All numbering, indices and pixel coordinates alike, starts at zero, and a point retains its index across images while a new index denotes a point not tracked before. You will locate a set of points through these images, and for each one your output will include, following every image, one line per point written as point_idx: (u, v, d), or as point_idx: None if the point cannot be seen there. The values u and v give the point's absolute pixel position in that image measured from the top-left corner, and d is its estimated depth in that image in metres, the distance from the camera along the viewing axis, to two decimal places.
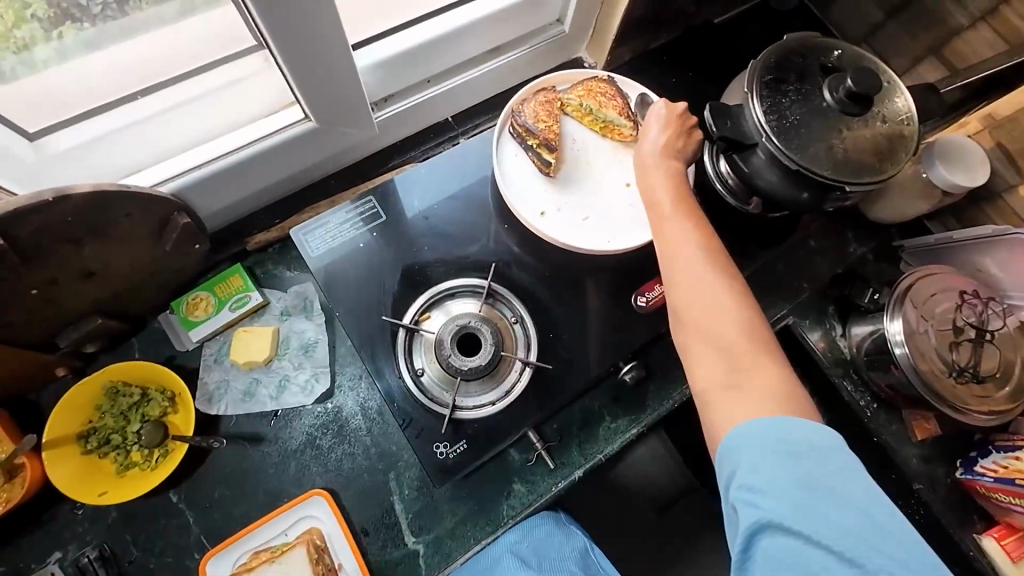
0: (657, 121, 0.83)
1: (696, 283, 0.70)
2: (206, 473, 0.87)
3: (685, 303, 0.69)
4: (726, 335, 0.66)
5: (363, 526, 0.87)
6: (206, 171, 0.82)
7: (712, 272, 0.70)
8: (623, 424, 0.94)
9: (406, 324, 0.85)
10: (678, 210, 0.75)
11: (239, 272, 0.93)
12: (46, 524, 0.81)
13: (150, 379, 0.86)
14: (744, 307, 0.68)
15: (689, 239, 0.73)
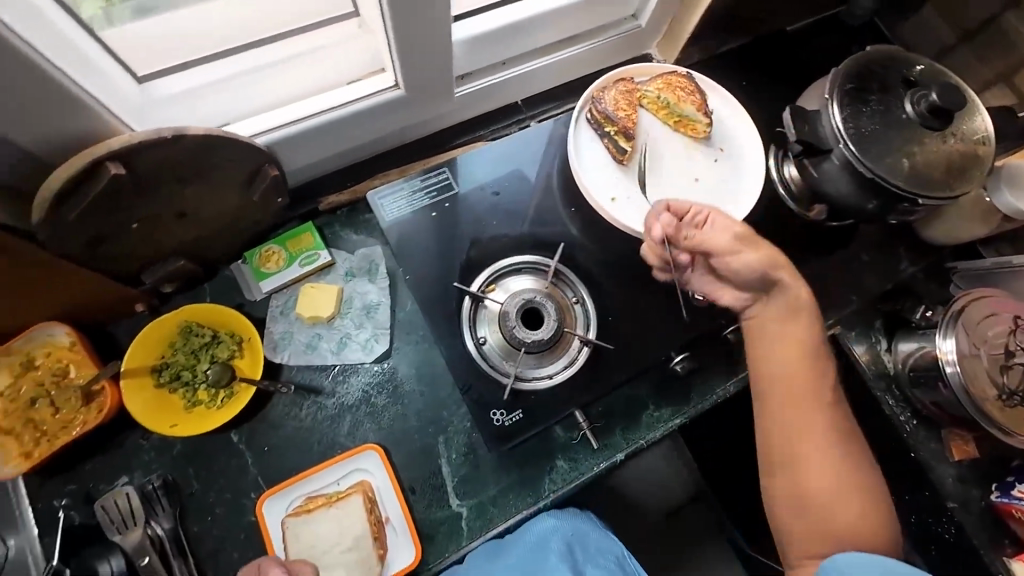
0: (731, 233, 0.80)
1: (799, 419, 0.78)
2: (266, 419, 0.90)
3: (790, 441, 0.78)
4: (822, 472, 0.77)
5: (410, 485, 0.89)
6: (297, 128, 0.85)
7: (818, 409, 0.79)
8: (667, 412, 0.95)
9: (474, 293, 0.87)
10: (797, 397, 0.79)
11: (311, 230, 0.96)
12: (116, 450, 0.85)
13: (222, 322, 0.90)
14: (843, 439, 0.78)
15: (792, 382, 0.79)
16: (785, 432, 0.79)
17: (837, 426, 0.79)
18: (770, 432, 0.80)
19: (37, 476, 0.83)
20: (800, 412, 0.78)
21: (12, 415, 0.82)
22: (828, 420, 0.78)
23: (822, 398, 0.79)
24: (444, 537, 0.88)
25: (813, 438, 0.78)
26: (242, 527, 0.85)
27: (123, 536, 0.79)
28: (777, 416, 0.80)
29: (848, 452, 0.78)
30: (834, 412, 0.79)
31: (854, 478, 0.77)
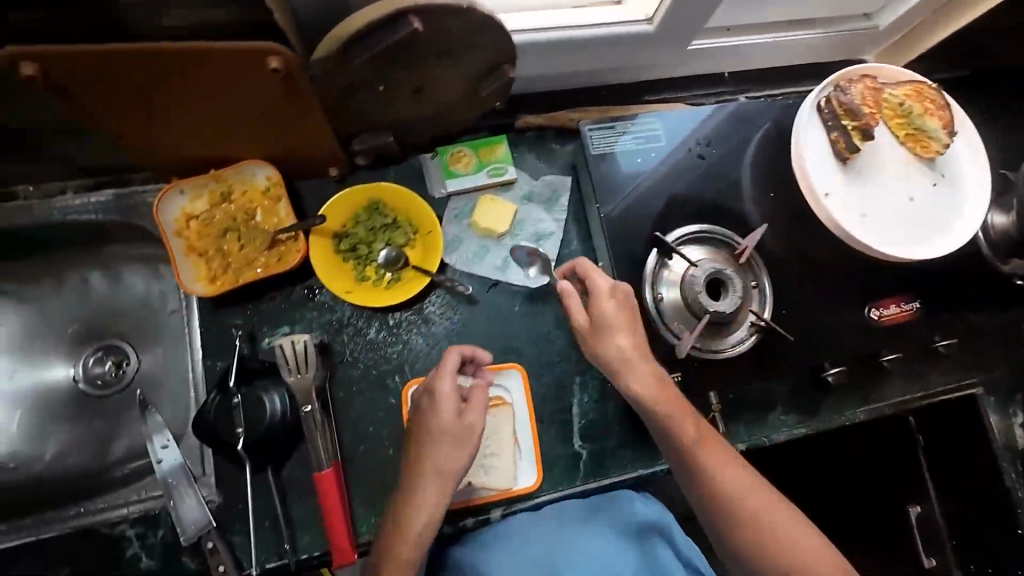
0: (658, 377, 0.73)
1: (756, 527, 0.68)
2: (419, 313, 0.91)
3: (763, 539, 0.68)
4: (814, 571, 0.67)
5: (540, 414, 0.91)
6: (553, 37, 0.81)
7: (712, 482, 0.70)
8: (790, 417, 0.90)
9: (672, 244, 0.85)
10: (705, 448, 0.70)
11: (503, 143, 0.96)
12: (281, 299, 0.88)
13: (405, 210, 0.92)
14: (727, 476, 0.70)
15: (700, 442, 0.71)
16: (764, 552, 0.68)
17: (733, 470, 0.70)
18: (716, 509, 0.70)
19: (209, 303, 0.87)
20: (735, 508, 0.69)
21: (204, 241, 0.85)
22: (728, 489, 0.69)
23: (710, 458, 0.70)
24: (561, 472, 0.89)
25: (783, 539, 0.68)
26: (381, 405, 0.87)
27: (298, 379, 0.81)
28: (745, 543, 0.69)
29: (755, 498, 0.70)
30: (690, 447, 0.71)
31: (776, 522, 0.69)
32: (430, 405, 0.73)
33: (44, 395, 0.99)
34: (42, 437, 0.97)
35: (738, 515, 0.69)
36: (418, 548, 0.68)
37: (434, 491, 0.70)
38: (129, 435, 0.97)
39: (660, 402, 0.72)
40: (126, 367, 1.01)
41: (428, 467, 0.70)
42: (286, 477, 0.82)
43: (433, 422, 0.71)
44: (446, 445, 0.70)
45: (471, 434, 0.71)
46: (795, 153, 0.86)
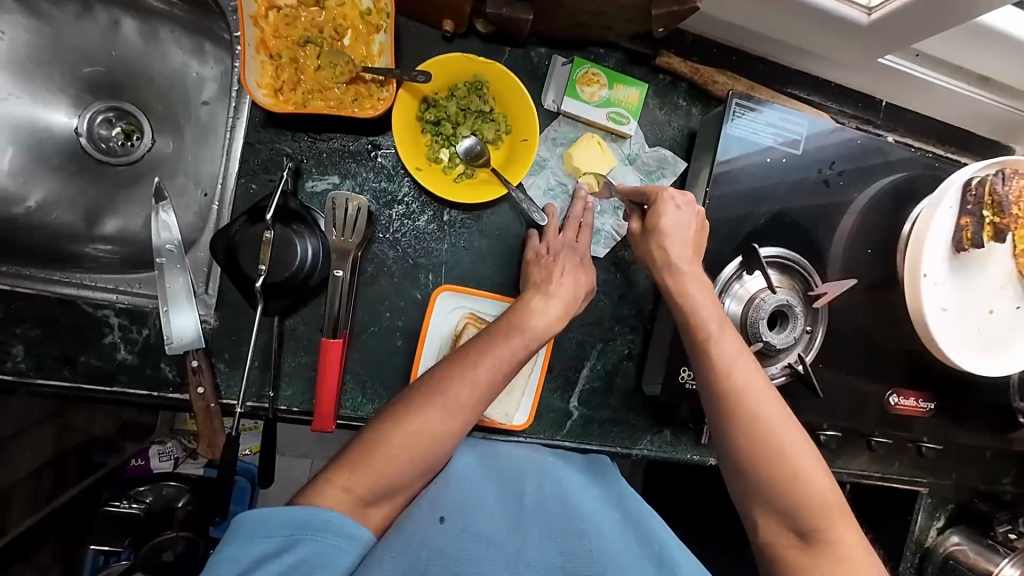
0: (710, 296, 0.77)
1: (765, 447, 0.68)
2: (479, 221, 0.84)
3: (772, 445, 0.68)
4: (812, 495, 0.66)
5: (552, 363, 0.90)
6: None
7: (734, 392, 0.71)
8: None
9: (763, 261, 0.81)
10: (732, 350, 0.73)
11: (642, 92, 0.85)
12: (339, 144, 0.77)
13: (508, 103, 0.81)
14: (760, 394, 0.70)
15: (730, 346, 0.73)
16: (761, 473, 0.68)
17: (767, 394, 0.71)
18: (728, 403, 0.71)
19: (262, 115, 0.75)
20: (759, 432, 0.69)
21: (279, 42, 0.74)
22: (755, 409, 0.70)
23: (740, 369, 0.72)
24: (547, 422, 0.90)
25: (790, 461, 0.67)
26: (405, 295, 0.82)
27: (341, 240, 0.75)
28: (747, 460, 0.69)
29: (768, 404, 0.70)
30: (728, 355, 0.72)
31: (798, 453, 0.68)
32: (556, 257, 0.81)
33: (36, 135, 0.87)
34: (23, 179, 0.85)
35: (751, 435, 0.69)
36: (511, 357, 0.72)
37: (551, 315, 0.77)
38: (124, 216, 0.88)
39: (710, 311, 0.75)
40: (137, 140, 0.91)
41: (543, 297, 0.77)
42: (288, 328, 0.78)
43: (564, 260, 0.81)
44: (566, 282, 0.80)
45: (585, 288, 0.81)
46: (917, 229, 0.83)
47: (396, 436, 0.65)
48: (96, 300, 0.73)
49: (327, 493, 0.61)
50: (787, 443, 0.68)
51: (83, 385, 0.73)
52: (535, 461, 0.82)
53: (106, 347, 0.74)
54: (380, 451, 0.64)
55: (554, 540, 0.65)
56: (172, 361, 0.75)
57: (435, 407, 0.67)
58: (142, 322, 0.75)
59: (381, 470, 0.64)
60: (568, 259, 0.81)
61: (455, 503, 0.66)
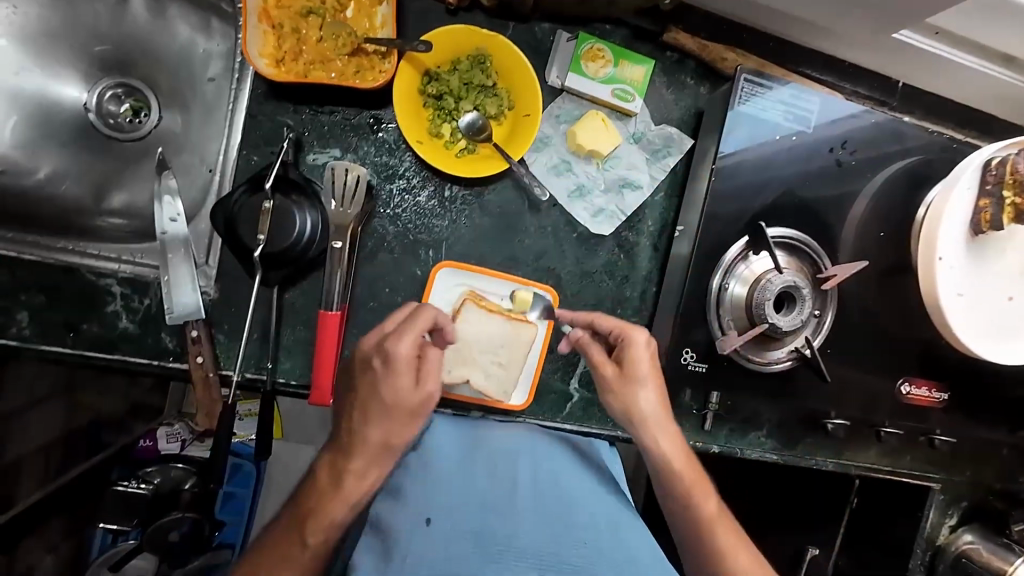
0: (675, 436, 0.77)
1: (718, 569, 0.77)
2: (480, 198, 0.83)
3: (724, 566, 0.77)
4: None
5: (553, 344, 0.88)
6: None
7: (695, 518, 0.77)
8: (769, 443, 0.96)
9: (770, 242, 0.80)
10: (696, 484, 0.77)
11: (649, 68, 0.84)
12: (341, 117, 0.77)
13: (511, 78, 0.80)
14: (728, 545, 0.77)
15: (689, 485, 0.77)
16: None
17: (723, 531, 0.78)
18: (688, 529, 0.78)
19: (264, 87, 0.75)
20: (714, 554, 0.77)
21: (281, 12, 0.73)
22: (711, 535, 0.77)
23: (699, 502, 0.77)
24: (546, 404, 0.88)
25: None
26: (404, 271, 0.82)
27: (339, 210, 0.75)
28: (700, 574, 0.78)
29: (721, 529, 0.78)
30: (683, 479, 0.76)
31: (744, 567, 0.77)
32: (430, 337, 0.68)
33: (46, 109, 0.88)
34: (33, 152, 0.87)
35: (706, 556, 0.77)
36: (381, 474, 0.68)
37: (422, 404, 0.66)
38: (131, 190, 0.89)
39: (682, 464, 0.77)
40: (145, 117, 0.92)
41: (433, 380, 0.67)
42: (287, 301, 0.78)
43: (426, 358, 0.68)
44: (370, 410, 0.66)
45: (405, 401, 0.65)
46: (934, 210, 0.80)
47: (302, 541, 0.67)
48: (99, 269, 0.74)
49: None
50: (737, 564, 0.77)
51: (86, 352, 0.74)
52: (526, 438, 0.80)
53: (108, 316, 0.74)
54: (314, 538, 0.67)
55: (544, 526, 0.66)
56: (173, 331, 0.76)
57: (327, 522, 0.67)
58: (144, 292, 0.75)
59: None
60: (375, 378, 0.66)
61: (448, 504, 0.68)
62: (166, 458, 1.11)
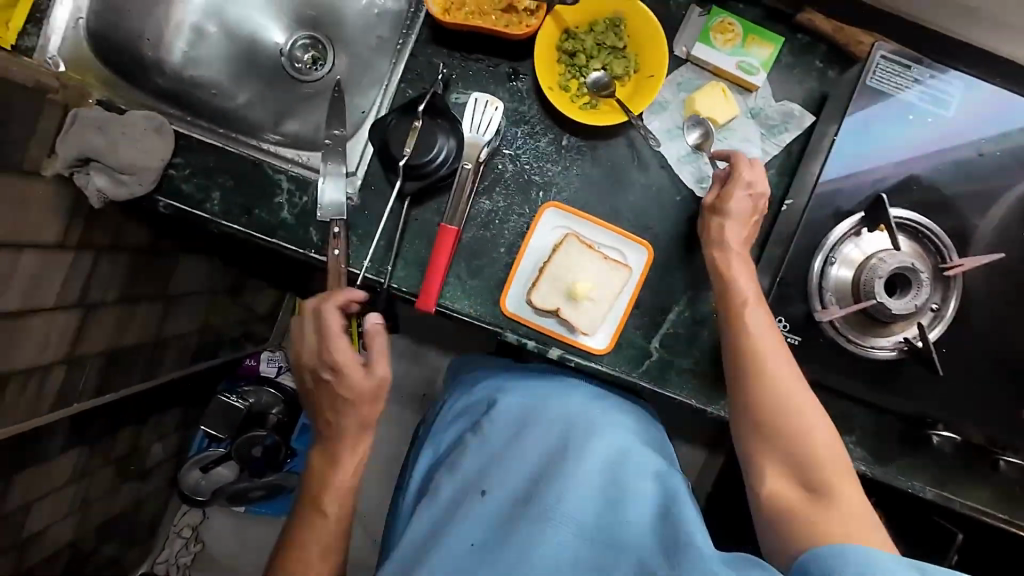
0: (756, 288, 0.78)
1: (781, 417, 0.72)
2: (594, 150, 0.90)
3: (792, 414, 0.71)
4: (787, 437, 0.71)
5: (640, 300, 0.91)
6: None
7: (758, 361, 0.74)
8: (856, 451, 0.86)
9: (888, 216, 0.78)
10: (771, 333, 0.75)
11: (778, 45, 0.86)
12: (486, 64, 0.88)
13: (640, 44, 0.86)
14: (801, 401, 0.72)
15: (763, 325, 0.76)
16: (779, 440, 0.71)
17: (785, 360, 0.75)
18: (759, 372, 0.74)
19: (428, 34, 0.89)
20: (782, 400, 0.72)
21: None
22: (778, 386, 0.73)
23: (767, 346, 0.75)
24: (625, 357, 0.91)
25: (805, 431, 0.71)
26: (515, 207, 0.90)
27: (472, 137, 0.86)
28: (763, 421, 0.72)
29: (795, 388, 0.73)
30: (752, 322, 0.76)
31: (810, 426, 0.71)
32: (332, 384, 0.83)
33: (254, 50, 1.10)
34: (238, 81, 1.08)
35: (775, 407, 0.72)
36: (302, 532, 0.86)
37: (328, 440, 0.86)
38: (301, 118, 1.08)
39: (743, 279, 0.79)
40: (321, 65, 1.11)
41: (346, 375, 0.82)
42: (413, 217, 0.90)
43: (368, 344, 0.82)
44: (348, 407, 0.84)
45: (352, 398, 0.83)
46: None
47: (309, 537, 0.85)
48: (276, 166, 0.91)
49: None
50: (806, 422, 0.71)
51: (253, 232, 0.90)
52: (573, 416, 0.87)
53: (275, 206, 0.91)
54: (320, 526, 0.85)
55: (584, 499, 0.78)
56: (320, 227, 0.90)
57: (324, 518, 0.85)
58: (305, 190, 0.91)
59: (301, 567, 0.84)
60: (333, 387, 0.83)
61: (496, 476, 0.82)
62: (260, 381, 1.58)
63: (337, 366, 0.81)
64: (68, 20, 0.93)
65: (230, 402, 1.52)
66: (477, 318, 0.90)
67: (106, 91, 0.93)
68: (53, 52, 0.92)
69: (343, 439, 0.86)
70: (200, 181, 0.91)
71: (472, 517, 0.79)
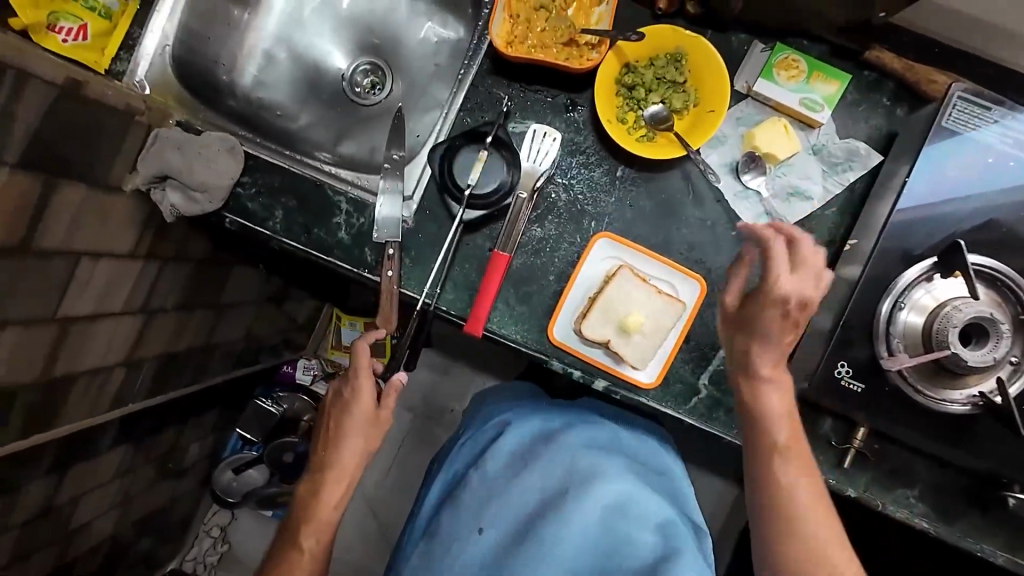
0: (778, 391, 0.75)
1: (792, 530, 0.71)
2: (649, 183, 0.89)
3: (804, 518, 0.71)
4: (795, 549, 0.71)
5: (689, 335, 0.89)
6: None
7: (768, 469, 0.73)
8: (919, 507, 0.85)
9: (965, 263, 0.74)
10: (787, 441, 0.73)
11: (844, 82, 0.85)
12: (544, 96, 0.90)
13: (700, 78, 0.86)
14: (813, 513, 0.71)
15: (783, 426, 0.74)
16: (790, 551, 0.71)
17: (797, 474, 0.73)
18: (769, 479, 0.73)
19: (489, 65, 0.91)
20: (792, 515, 0.71)
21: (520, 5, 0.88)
22: (793, 494, 0.72)
23: (781, 448, 0.73)
24: (673, 392, 0.89)
25: (813, 544, 0.70)
26: (566, 236, 0.90)
27: (530, 166, 0.88)
28: (771, 530, 0.72)
29: (808, 500, 0.72)
30: (770, 413, 0.74)
31: (824, 537, 0.70)
32: (345, 402, 0.85)
33: (317, 75, 1.15)
34: (301, 104, 1.13)
35: (785, 523, 0.71)
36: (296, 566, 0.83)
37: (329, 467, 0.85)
38: (357, 141, 1.12)
39: (773, 369, 0.74)
40: (379, 91, 1.15)
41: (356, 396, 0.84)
42: (465, 242, 0.91)
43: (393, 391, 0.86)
44: (358, 424, 0.84)
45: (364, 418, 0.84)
46: None
47: (297, 560, 0.83)
48: (336, 188, 0.94)
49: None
50: (814, 535, 0.70)
51: (311, 251, 0.93)
52: (574, 466, 0.86)
53: (332, 226, 0.93)
54: (306, 550, 0.83)
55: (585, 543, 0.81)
56: (374, 248, 0.93)
57: (309, 540, 0.84)
58: (362, 212, 0.94)
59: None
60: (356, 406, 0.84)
61: (493, 511, 0.85)
62: (295, 389, 1.64)
63: (357, 389, 0.84)
64: (156, 49, 0.98)
65: (265, 406, 1.59)
66: (524, 345, 0.90)
67: (184, 112, 0.98)
68: (139, 77, 0.97)
69: (340, 469, 0.85)
70: (265, 200, 0.94)
71: (469, 551, 0.84)
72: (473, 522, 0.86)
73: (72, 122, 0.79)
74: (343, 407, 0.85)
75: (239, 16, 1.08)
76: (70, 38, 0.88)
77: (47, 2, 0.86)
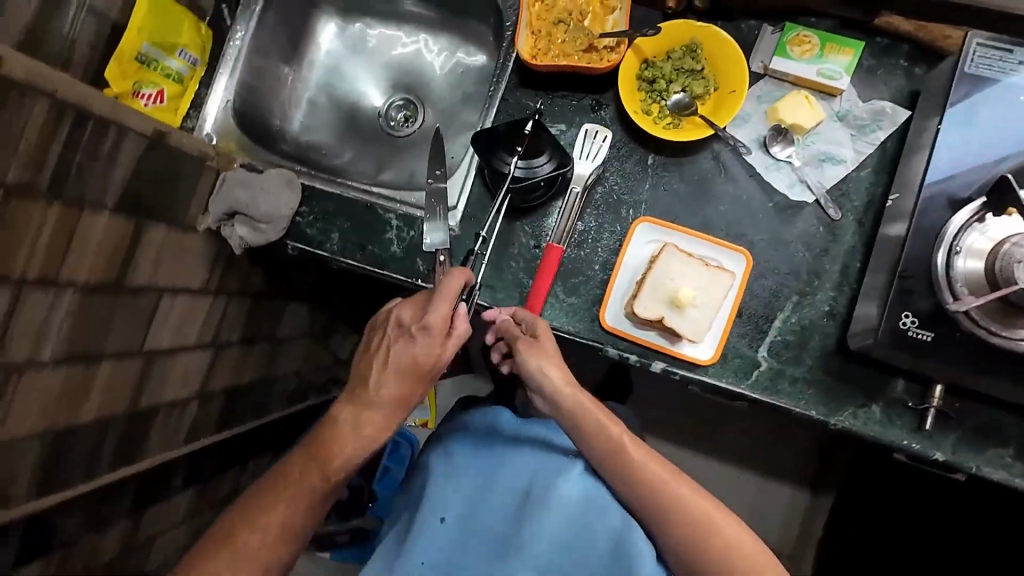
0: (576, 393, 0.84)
1: (643, 490, 0.79)
2: (680, 168, 0.93)
3: (649, 484, 0.78)
4: (653, 504, 0.78)
5: (741, 309, 0.89)
6: None
7: (608, 443, 0.81)
8: (1017, 467, 0.82)
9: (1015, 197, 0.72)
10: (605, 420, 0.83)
11: (858, 49, 0.88)
12: (571, 100, 0.96)
13: (716, 65, 0.92)
14: (655, 471, 0.79)
15: (592, 423, 0.83)
16: (649, 508, 0.78)
17: (635, 446, 0.81)
18: (613, 451, 0.81)
19: (516, 79, 0.99)
20: (642, 479, 0.79)
21: (540, 23, 0.96)
22: (631, 461, 0.80)
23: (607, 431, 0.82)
24: (732, 367, 0.88)
25: (667, 499, 0.77)
26: (606, 226, 0.94)
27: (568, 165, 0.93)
28: (627, 493, 0.80)
29: (646, 460, 0.80)
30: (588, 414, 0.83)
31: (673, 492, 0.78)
32: (408, 335, 0.81)
33: (355, 115, 1.25)
34: (343, 142, 1.23)
35: (636, 485, 0.79)
36: (306, 489, 0.81)
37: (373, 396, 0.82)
38: (397, 169, 1.20)
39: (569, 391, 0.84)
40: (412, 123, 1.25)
41: (426, 333, 0.80)
42: (510, 242, 0.96)
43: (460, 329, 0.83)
44: (416, 360, 0.81)
45: (425, 360, 0.81)
46: None
47: (307, 482, 0.81)
48: (387, 207, 1.01)
49: (260, 518, 0.80)
50: (666, 488, 0.78)
51: (368, 266, 1.00)
52: (538, 461, 0.88)
53: (385, 241, 1.00)
54: (324, 476, 0.81)
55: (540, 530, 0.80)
56: (425, 258, 0.99)
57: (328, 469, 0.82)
58: (412, 226, 1.00)
59: (292, 504, 0.81)
60: (421, 341, 0.81)
61: (451, 501, 0.88)
62: None
63: (426, 322, 0.80)
64: (219, 108, 1.09)
65: None
66: (577, 334, 0.92)
67: (246, 156, 1.08)
68: (207, 130, 1.08)
69: (382, 408, 0.82)
70: (322, 225, 1.02)
71: (428, 543, 0.85)
72: (434, 513, 0.87)
73: (159, 169, 0.89)
74: (410, 344, 0.81)
75: (286, 72, 1.20)
76: (151, 102, 0.99)
77: (134, 74, 0.96)
